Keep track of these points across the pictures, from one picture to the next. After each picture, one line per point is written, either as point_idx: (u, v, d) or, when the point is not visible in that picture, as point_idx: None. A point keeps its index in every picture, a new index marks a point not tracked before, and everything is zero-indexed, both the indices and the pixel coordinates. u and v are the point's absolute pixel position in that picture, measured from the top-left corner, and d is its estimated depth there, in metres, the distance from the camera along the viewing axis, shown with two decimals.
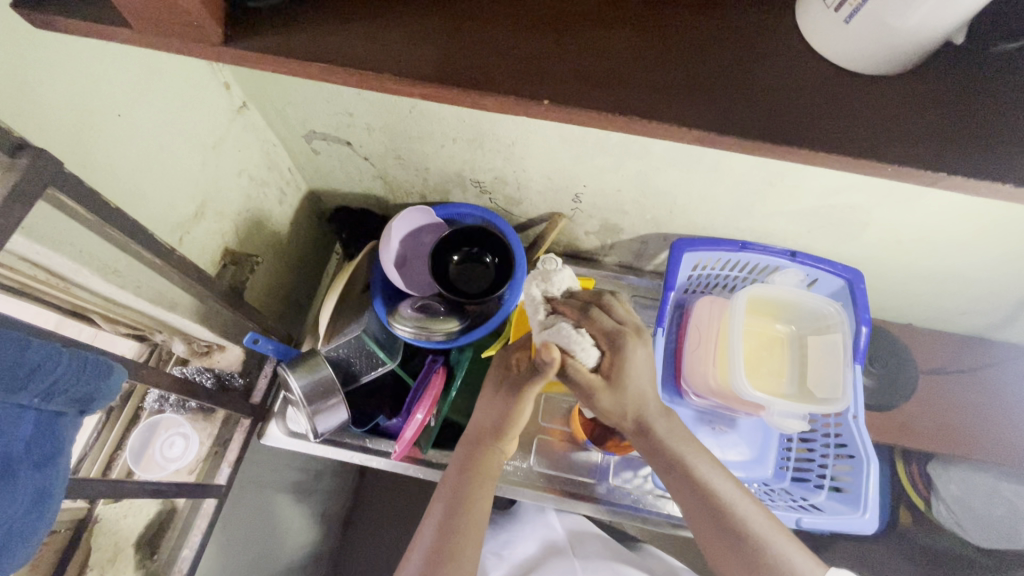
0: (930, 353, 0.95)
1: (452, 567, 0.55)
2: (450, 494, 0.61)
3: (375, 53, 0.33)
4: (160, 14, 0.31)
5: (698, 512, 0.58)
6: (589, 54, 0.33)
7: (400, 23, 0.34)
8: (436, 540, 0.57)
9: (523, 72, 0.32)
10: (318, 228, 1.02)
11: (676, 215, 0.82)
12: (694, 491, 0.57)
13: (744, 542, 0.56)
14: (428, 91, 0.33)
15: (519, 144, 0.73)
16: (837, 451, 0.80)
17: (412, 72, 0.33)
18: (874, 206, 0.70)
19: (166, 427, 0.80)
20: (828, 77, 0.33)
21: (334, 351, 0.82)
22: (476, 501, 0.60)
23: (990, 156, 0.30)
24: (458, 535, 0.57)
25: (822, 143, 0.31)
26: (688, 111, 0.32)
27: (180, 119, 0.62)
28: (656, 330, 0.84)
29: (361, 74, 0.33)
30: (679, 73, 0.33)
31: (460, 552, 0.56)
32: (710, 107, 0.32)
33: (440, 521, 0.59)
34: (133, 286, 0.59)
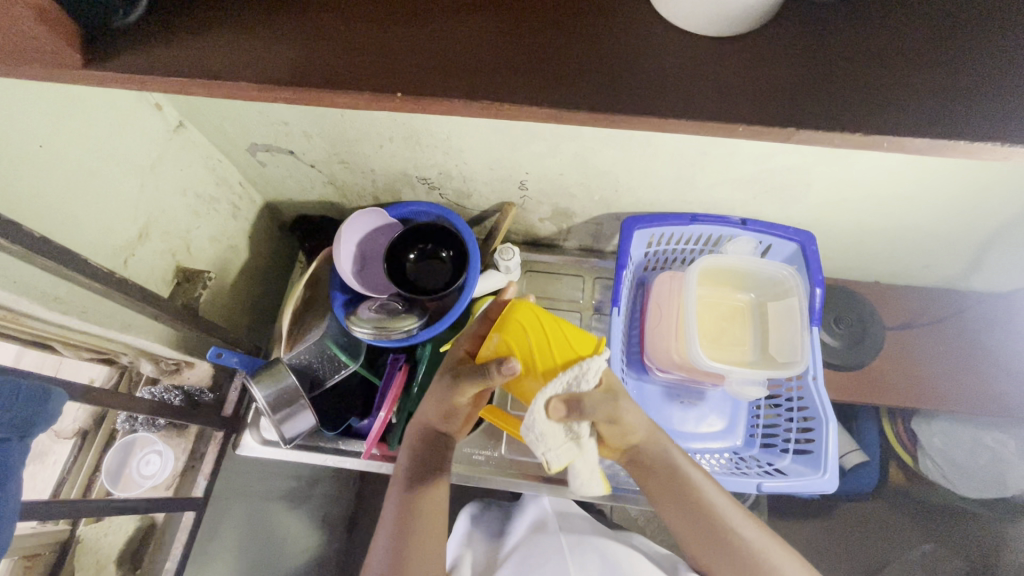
0: (896, 308, 0.94)
1: (418, 542, 0.60)
2: (406, 477, 0.65)
3: (238, 62, 0.34)
4: (15, 45, 0.32)
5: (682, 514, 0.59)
6: (445, 41, 0.34)
7: (260, 32, 0.35)
8: (398, 520, 0.62)
9: (379, 68, 0.33)
10: (280, 239, 1.03)
11: (622, 193, 0.82)
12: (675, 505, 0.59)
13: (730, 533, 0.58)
14: (287, 94, 0.33)
15: (454, 138, 0.73)
16: (801, 414, 0.79)
17: (267, 77, 0.33)
18: (811, 167, 0.70)
19: (141, 446, 0.81)
20: (680, 46, 0.34)
21: (296, 357, 0.83)
22: (430, 484, 0.64)
23: (842, 111, 0.31)
24: (421, 514, 0.62)
25: (671, 109, 0.32)
26: (540, 91, 0.32)
27: (109, 143, 0.63)
28: (612, 310, 0.84)
29: (223, 83, 0.33)
30: (530, 54, 0.33)
31: (426, 531, 0.61)
32: (560, 85, 0.32)
33: (400, 503, 0.63)
34: (77, 311, 0.60)
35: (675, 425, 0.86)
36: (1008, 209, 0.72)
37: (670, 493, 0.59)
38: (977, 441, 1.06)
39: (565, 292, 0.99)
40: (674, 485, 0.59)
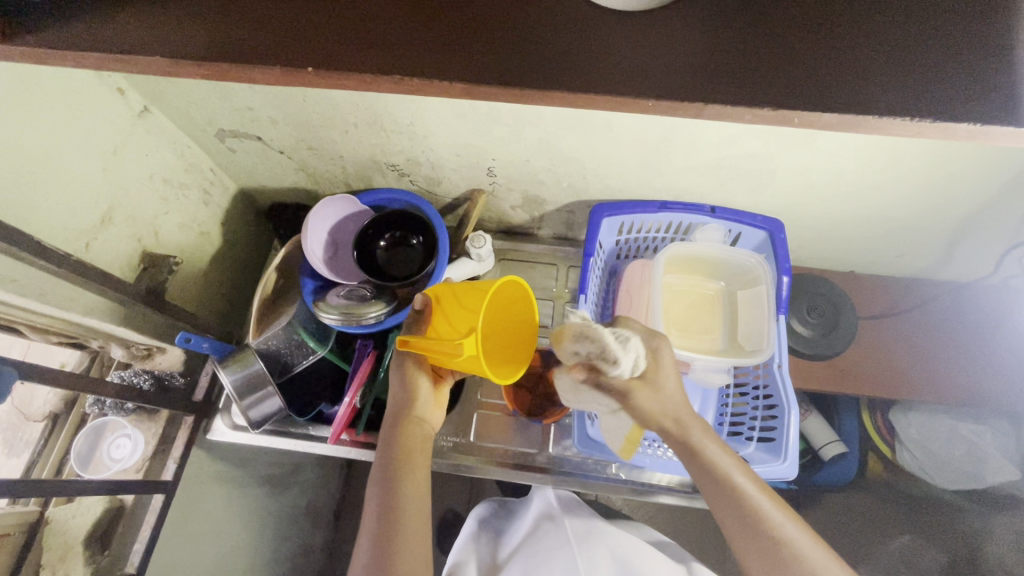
0: (870, 297, 0.94)
1: (403, 545, 0.56)
2: (385, 477, 0.62)
3: (154, 37, 0.34)
4: None
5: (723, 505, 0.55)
6: (361, 16, 0.34)
7: (177, 7, 0.34)
8: (380, 524, 0.58)
9: (293, 42, 0.33)
10: (256, 226, 1.03)
11: (591, 180, 0.82)
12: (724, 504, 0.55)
13: (769, 535, 0.52)
14: (200, 69, 0.33)
15: (417, 123, 0.73)
16: (765, 403, 0.79)
17: (181, 51, 0.33)
18: (774, 153, 0.69)
19: (111, 430, 0.82)
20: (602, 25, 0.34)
21: (264, 343, 0.82)
22: (411, 483, 0.62)
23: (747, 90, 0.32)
24: (404, 517, 0.59)
25: (580, 84, 0.32)
26: (452, 65, 0.32)
27: (66, 126, 0.63)
28: (581, 298, 0.84)
29: (137, 59, 0.33)
30: (444, 28, 0.33)
31: (407, 534, 0.58)
32: (470, 58, 0.32)
33: (381, 505, 0.60)
34: (35, 294, 0.61)
35: None
36: (976, 196, 0.72)
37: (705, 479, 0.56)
38: (953, 432, 1.05)
39: (539, 280, 0.99)
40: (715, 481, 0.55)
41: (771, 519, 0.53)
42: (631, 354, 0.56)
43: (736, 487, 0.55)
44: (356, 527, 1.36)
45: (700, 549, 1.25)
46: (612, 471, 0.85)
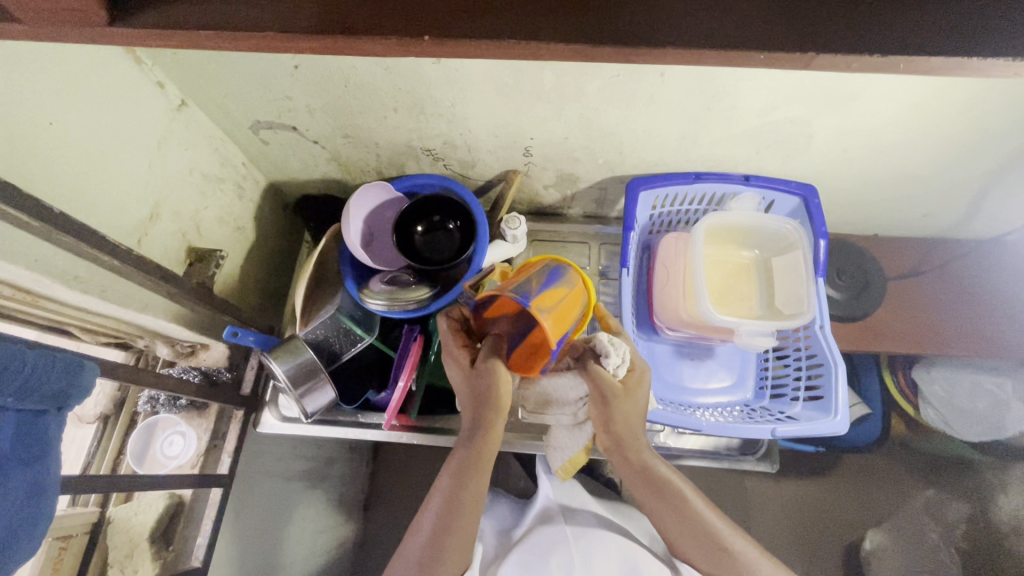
0: (896, 258, 0.96)
1: (460, 525, 0.65)
2: (456, 466, 0.67)
3: (266, 12, 0.34)
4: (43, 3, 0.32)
5: (667, 516, 0.67)
6: None
7: None
8: (441, 516, 0.65)
9: (403, 12, 0.34)
10: (284, 220, 1.03)
11: (626, 155, 0.83)
12: (659, 499, 0.66)
13: (713, 537, 0.65)
14: (316, 43, 0.34)
15: (459, 105, 0.74)
16: (808, 363, 0.81)
17: (297, 26, 0.34)
18: (814, 116, 0.71)
19: (163, 428, 0.82)
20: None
21: (312, 333, 0.82)
22: (477, 484, 0.66)
23: (855, 34, 0.32)
24: (459, 511, 0.65)
25: (698, 38, 0.33)
26: (564, 25, 0.33)
27: (114, 121, 0.62)
28: (622, 272, 0.85)
29: (252, 35, 0.34)
30: None
31: (463, 531, 0.65)
32: (582, 16, 0.33)
33: (448, 493, 0.66)
34: (98, 291, 0.61)
35: (687, 383, 0.89)
36: (1006, 150, 0.74)
37: (645, 479, 0.67)
38: (976, 385, 1.09)
39: (572, 259, 1.00)
40: (660, 492, 0.66)
41: (706, 516, 0.66)
42: (625, 358, 0.66)
43: (682, 497, 0.66)
44: (390, 517, 1.37)
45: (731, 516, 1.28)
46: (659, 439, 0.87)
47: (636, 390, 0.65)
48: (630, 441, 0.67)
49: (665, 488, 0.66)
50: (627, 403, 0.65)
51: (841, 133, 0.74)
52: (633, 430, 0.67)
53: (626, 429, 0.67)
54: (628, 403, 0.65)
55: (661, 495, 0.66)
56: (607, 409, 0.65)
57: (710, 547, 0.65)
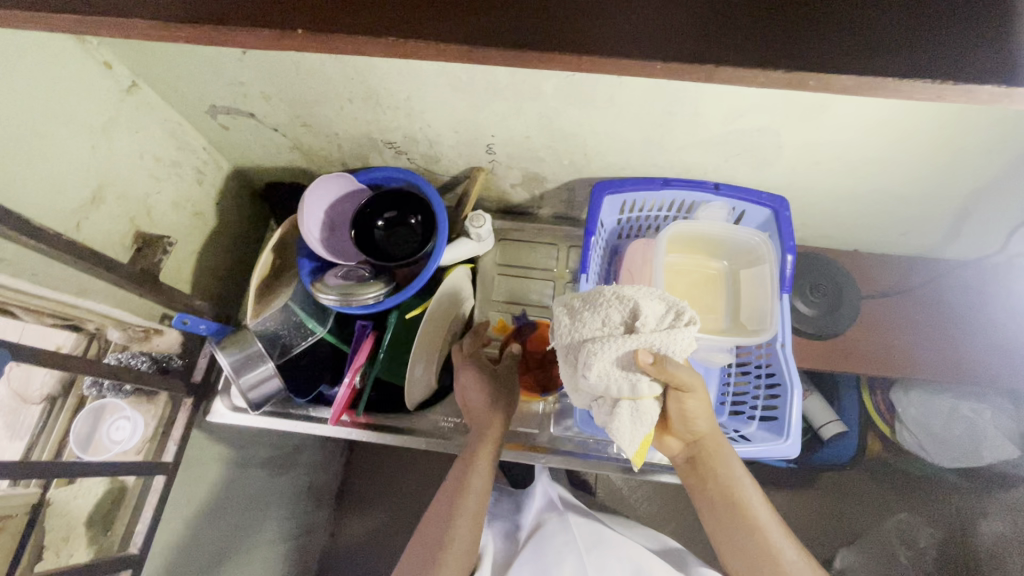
0: (873, 276, 0.93)
1: (464, 510, 0.69)
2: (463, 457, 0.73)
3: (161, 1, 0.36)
4: None
5: (728, 525, 0.69)
6: None
7: None
8: (449, 497, 0.70)
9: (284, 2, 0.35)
10: (251, 207, 1.02)
11: (592, 157, 0.80)
12: (726, 515, 0.69)
13: (770, 550, 0.66)
14: (185, 33, 0.35)
15: (414, 98, 0.71)
16: (767, 381, 0.77)
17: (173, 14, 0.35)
18: (780, 127, 0.67)
19: (111, 412, 0.81)
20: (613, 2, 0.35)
21: (262, 325, 0.81)
22: (480, 474, 0.71)
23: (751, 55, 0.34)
24: (463, 498, 0.69)
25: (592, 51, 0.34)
26: (444, 28, 0.34)
27: (49, 102, 0.61)
28: (582, 277, 0.82)
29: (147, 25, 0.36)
30: None
31: (466, 516, 0.68)
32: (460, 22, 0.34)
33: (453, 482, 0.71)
34: (26, 274, 0.60)
35: None
36: (984, 171, 0.70)
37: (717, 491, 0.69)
38: (952, 410, 1.06)
39: (539, 261, 0.98)
40: (726, 500, 0.69)
41: (770, 528, 0.67)
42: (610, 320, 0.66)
43: (748, 508, 0.68)
44: (355, 506, 1.37)
45: (695, 525, 1.27)
46: (613, 451, 0.85)
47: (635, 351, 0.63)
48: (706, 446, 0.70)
49: (735, 496, 0.69)
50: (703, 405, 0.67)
51: (810, 144, 0.71)
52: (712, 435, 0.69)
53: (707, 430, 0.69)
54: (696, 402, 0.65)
55: (728, 503, 0.69)
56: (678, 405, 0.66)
57: (764, 558, 0.66)
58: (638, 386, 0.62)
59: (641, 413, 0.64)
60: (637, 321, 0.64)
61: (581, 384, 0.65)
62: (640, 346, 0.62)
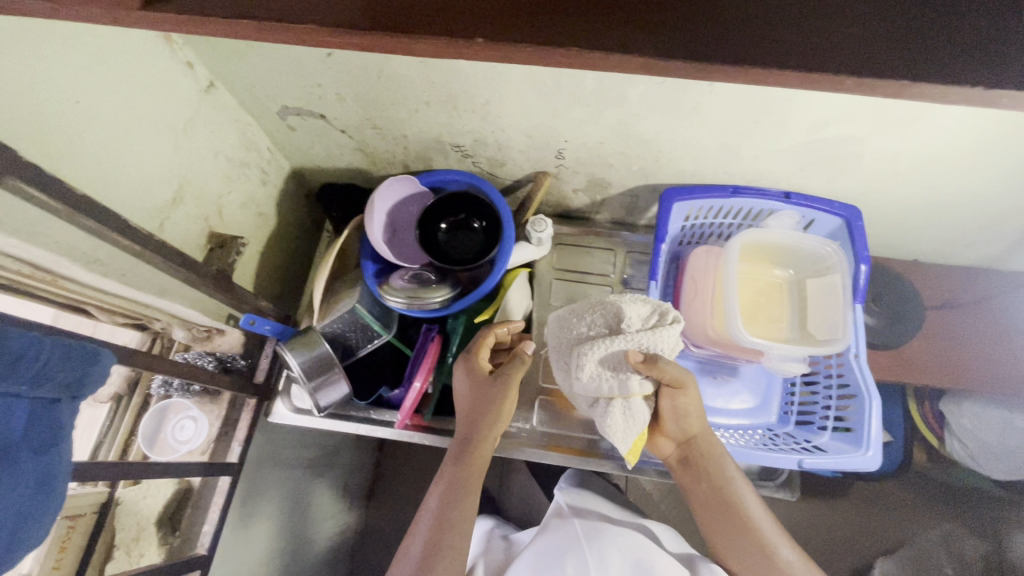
0: (935, 286, 0.92)
1: (453, 539, 0.64)
2: (450, 480, 0.68)
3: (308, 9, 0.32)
4: None
5: (724, 526, 0.73)
6: None
7: None
8: (436, 522, 0.65)
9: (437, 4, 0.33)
10: (307, 207, 1.02)
11: (663, 163, 0.79)
12: (721, 513, 0.73)
13: (765, 548, 0.71)
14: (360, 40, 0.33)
15: (493, 102, 0.71)
16: (840, 391, 0.77)
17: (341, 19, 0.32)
18: (867, 136, 0.67)
19: (175, 412, 0.81)
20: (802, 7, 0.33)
21: (329, 327, 0.82)
22: (468, 499, 0.67)
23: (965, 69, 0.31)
24: (451, 528, 0.64)
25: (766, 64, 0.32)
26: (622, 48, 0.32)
27: (141, 102, 0.60)
28: (651, 284, 0.83)
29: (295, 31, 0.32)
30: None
31: (455, 547, 0.64)
32: (622, 30, 0.32)
33: (439, 509, 0.66)
34: (117, 275, 0.60)
35: (709, 402, 0.87)
36: None
37: (711, 490, 0.74)
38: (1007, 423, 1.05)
39: (596, 266, 0.97)
40: (721, 501, 0.73)
41: (764, 527, 0.72)
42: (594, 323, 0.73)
43: (744, 508, 0.72)
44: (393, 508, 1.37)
45: None
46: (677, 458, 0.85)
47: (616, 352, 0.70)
48: (695, 445, 0.74)
49: (730, 497, 0.73)
50: (694, 409, 0.71)
51: (892, 154, 0.70)
52: (703, 435, 0.74)
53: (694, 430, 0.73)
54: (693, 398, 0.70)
55: (724, 504, 0.73)
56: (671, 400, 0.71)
57: (759, 555, 0.71)
58: (627, 384, 0.69)
59: (632, 412, 0.70)
60: (623, 323, 0.71)
61: (576, 385, 0.73)
62: (629, 346, 0.69)
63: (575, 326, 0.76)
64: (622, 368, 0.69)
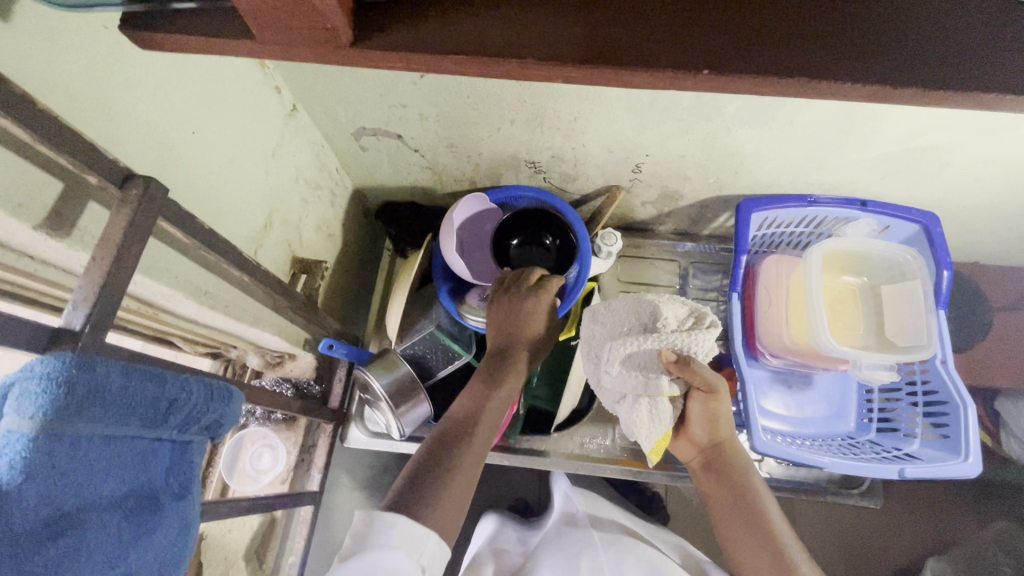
0: (1001, 289, 0.93)
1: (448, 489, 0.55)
2: (461, 427, 0.61)
3: (504, 39, 0.35)
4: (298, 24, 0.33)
5: (741, 533, 0.63)
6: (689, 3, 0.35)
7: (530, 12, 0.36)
8: (432, 453, 0.57)
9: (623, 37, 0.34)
10: (366, 226, 1.00)
11: (741, 175, 0.80)
12: (738, 518, 0.64)
13: (785, 559, 0.59)
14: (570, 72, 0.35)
15: (581, 119, 0.70)
16: (926, 397, 0.78)
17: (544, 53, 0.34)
18: (958, 145, 0.67)
19: (251, 440, 0.79)
20: (999, 25, 0.33)
21: (410, 349, 0.82)
22: (475, 450, 0.59)
23: None
24: (454, 471, 0.56)
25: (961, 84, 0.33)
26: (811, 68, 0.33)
27: (241, 129, 0.59)
28: (730, 295, 0.83)
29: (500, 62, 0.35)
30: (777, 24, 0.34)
31: (456, 486, 0.55)
32: (811, 53, 0.33)
33: (439, 449, 0.58)
34: (222, 306, 0.58)
35: (785, 410, 0.86)
36: None
37: (734, 500, 0.65)
38: None
39: (661, 277, 0.97)
40: (739, 502, 0.64)
41: (785, 536, 0.61)
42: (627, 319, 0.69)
43: (765, 512, 0.63)
44: None
45: None
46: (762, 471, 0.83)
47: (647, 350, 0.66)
48: (718, 451, 0.68)
49: (750, 499, 0.64)
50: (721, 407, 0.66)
51: (978, 162, 0.71)
52: (730, 443, 0.68)
53: (719, 433, 0.68)
54: (720, 402, 0.65)
55: (743, 507, 0.64)
56: (697, 402, 0.66)
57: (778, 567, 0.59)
58: (656, 383, 0.65)
59: (659, 412, 0.65)
60: (659, 323, 0.67)
61: (603, 379, 0.69)
62: (662, 345, 0.65)
63: (603, 320, 0.71)
64: (653, 367, 0.65)
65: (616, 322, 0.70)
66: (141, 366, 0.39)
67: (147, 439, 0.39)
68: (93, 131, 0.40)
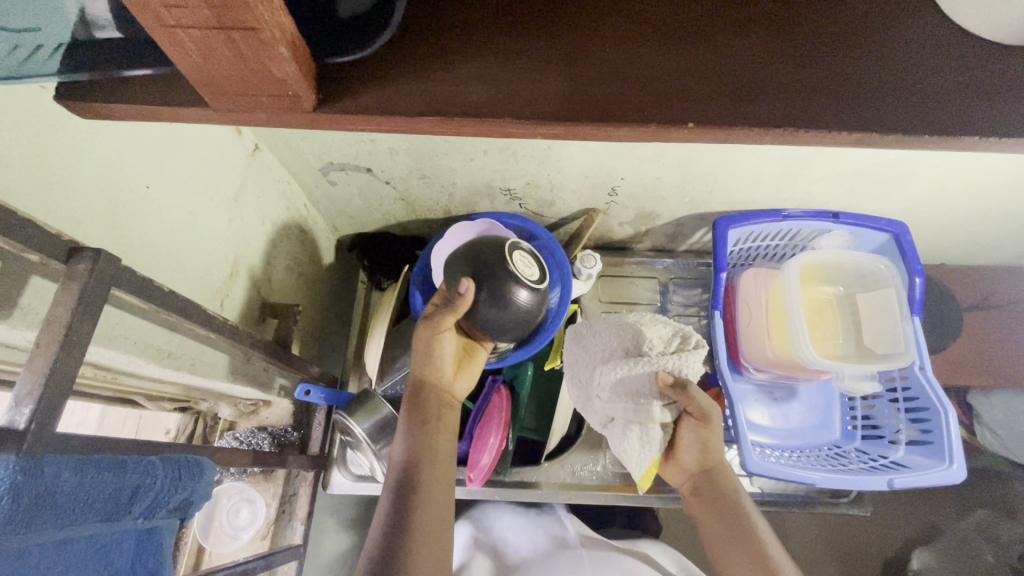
0: (970, 289, 0.96)
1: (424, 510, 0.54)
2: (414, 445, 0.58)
3: (465, 100, 0.39)
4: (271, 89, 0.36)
5: (737, 561, 0.59)
6: (633, 65, 0.40)
7: (490, 68, 0.40)
8: (401, 479, 0.56)
9: (571, 99, 0.39)
10: (339, 259, 0.97)
11: (716, 194, 0.80)
12: (735, 547, 0.60)
13: None
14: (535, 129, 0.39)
15: (555, 147, 0.69)
16: (908, 403, 0.79)
17: (512, 114, 0.39)
18: (922, 159, 0.69)
19: (229, 495, 0.77)
20: (898, 78, 0.40)
21: (391, 389, 0.80)
22: (436, 466, 0.58)
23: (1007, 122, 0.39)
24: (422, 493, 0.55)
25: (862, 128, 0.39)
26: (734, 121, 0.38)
27: (202, 177, 0.56)
28: (712, 312, 0.83)
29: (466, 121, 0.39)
30: (703, 84, 0.39)
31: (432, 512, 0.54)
32: (733, 113, 0.38)
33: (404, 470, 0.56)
34: (187, 364, 0.55)
35: (772, 422, 0.87)
36: None
37: (727, 530, 0.61)
38: None
39: (643, 295, 0.96)
40: (734, 531, 0.61)
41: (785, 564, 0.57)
42: (611, 340, 0.68)
43: (760, 539, 0.59)
44: None
45: None
46: (754, 487, 0.83)
47: (634, 376, 0.64)
48: (709, 477, 0.65)
49: (744, 526, 0.61)
50: (712, 435, 0.64)
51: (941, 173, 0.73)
52: (719, 469, 0.65)
53: (710, 458, 0.65)
54: (713, 427, 0.64)
55: (738, 533, 0.60)
56: (690, 424, 0.64)
57: None
58: (646, 409, 0.63)
59: (651, 439, 0.64)
60: (643, 346, 0.66)
61: (593, 403, 0.68)
62: (654, 369, 0.64)
63: (589, 342, 0.70)
64: (645, 392, 0.64)
65: (602, 344, 0.69)
66: (100, 454, 0.35)
67: (110, 530, 0.36)
68: (31, 204, 0.37)
